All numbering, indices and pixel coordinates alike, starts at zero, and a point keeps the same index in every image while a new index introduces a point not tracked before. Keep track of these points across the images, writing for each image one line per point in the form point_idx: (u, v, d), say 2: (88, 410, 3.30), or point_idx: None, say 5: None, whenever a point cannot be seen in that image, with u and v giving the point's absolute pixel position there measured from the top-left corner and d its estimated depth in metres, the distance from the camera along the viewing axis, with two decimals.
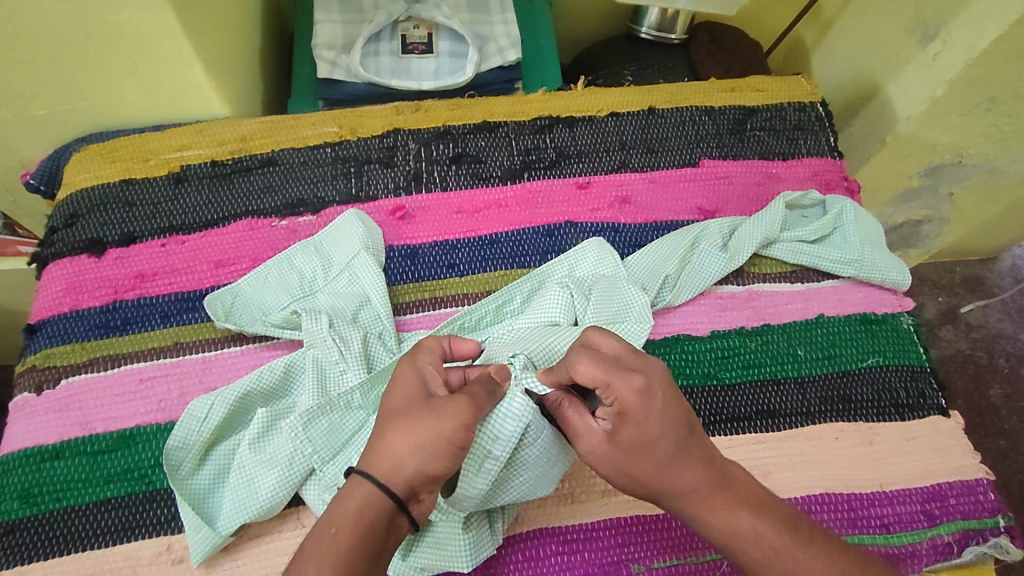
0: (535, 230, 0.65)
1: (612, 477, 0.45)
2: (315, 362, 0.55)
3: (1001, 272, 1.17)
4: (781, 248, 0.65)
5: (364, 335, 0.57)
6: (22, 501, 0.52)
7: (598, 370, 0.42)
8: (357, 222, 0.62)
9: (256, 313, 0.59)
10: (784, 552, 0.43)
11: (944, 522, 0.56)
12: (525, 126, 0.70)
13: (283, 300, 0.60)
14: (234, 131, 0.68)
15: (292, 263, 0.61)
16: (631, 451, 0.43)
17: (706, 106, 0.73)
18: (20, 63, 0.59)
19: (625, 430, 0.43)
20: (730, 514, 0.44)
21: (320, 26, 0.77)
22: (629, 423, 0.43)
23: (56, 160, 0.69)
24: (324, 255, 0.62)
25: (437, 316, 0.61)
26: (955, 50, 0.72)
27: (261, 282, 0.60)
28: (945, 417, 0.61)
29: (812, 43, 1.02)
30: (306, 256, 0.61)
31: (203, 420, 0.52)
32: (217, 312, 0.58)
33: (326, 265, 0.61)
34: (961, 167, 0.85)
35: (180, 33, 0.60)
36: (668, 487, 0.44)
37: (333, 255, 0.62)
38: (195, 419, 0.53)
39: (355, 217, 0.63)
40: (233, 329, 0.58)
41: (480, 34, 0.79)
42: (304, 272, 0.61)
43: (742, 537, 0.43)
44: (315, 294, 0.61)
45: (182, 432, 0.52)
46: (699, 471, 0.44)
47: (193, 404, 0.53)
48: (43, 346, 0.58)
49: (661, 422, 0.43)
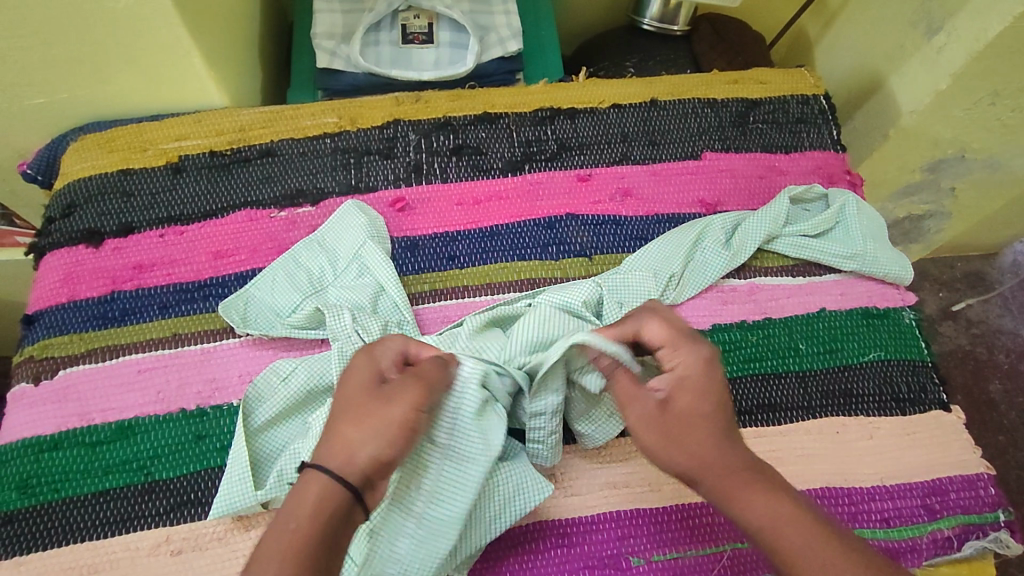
0: (535, 222, 0.65)
1: (648, 452, 0.46)
2: (341, 355, 0.54)
3: (1002, 267, 1.17)
4: (784, 242, 0.65)
5: (384, 324, 0.57)
6: (20, 492, 0.52)
7: (666, 335, 0.49)
8: (357, 211, 0.62)
9: (272, 313, 0.59)
10: (810, 558, 0.40)
11: (943, 516, 0.56)
12: (526, 117, 0.70)
13: (295, 298, 0.59)
14: (232, 121, 0.68)
15: (298, 262, 0.61)
16: (676, 426, 0.45)
17: (709, 98, 0.73)
18: (16, 51, 0.59)
19: (682, 400, 0.46)
20: (753, 504, 0.42)
21: (320, 15, 0.76)
22: (685, 393, 0.46)
23: (53, 150, 0.68)
24: (328, 249, 0.61)
25: (442, 309, 0.61)
26: (959, 43, 0.71)
27: (270, 282, 0.60)
28: (947, 411, 0.61)
29: (815, 35, 1.01)
30: (311, 252, 0.61)
31: (284, 379, 0.54)
32: (235, 320, 0.57)
33: (332, 259, 0.61)
34: (964, 162, 0.84)
35: (177, 21, 0.59)
36: (697, 458, 0.44)
37: (338, 249, 0.61)
38: (282, 364, 0.55)
39: (356, 206, 0.62)
40: (254, 335, 0.58)
41: (482, 24, 0.78)
42: (312, 269, 0.61)
43: (763, 528, 0.42)
44: (326, 289, 0.60)
45: (261, 383, 0.54)
46: (728, 452, 0.44)
47: (278, 361, 0.55)
48: (41, 337, 0.58)
49: (706, 398, 0.46)
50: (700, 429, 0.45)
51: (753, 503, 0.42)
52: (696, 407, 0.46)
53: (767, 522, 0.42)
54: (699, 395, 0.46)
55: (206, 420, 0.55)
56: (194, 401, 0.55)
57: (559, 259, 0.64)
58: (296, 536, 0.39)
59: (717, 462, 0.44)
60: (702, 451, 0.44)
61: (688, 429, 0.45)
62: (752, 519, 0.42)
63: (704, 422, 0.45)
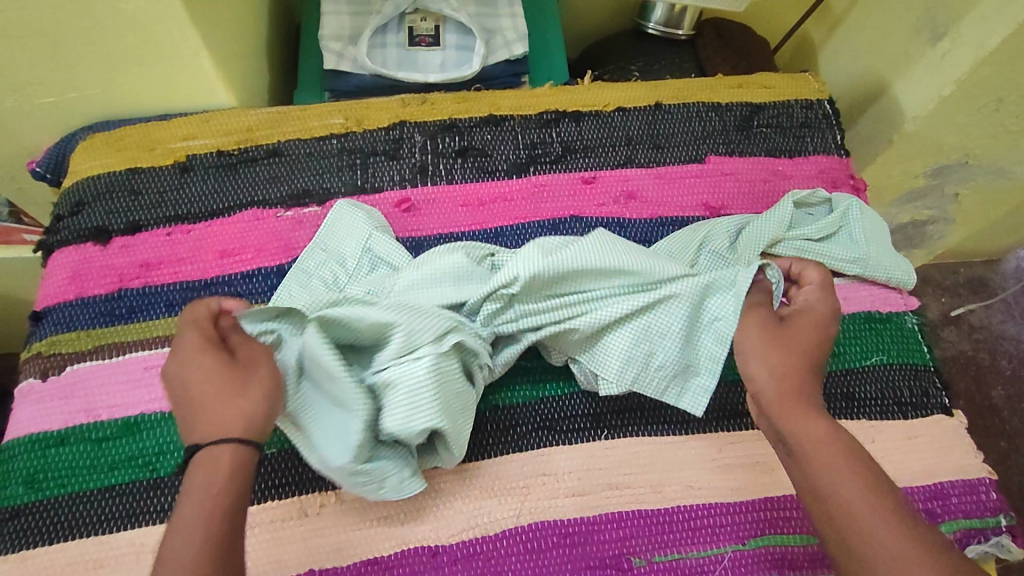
0: (540, 223, 0.65)
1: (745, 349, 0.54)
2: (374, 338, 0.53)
3: (1006, 273, 1.17)
4: (786, 245, 0.64)
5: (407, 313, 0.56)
6: (28, 486, 0.52)
7: (821, 278, 0.60)
8: (352, 208, 0.62)
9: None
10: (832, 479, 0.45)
11: (945, 521, 0.56)
12: (531, 120, 0.70)
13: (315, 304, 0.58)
14: (240, 121, 0.68)
15: (308, 271, 0.60)
16: (777, 338, 0.53)
17: (713, 102, 0.73)
18: (28, 50, 0.59)
19: (800, 325, 0.55)
20: (807, 425, 0.48)
21: (328, 16, 0.77)
22: (801, 319, 0.56)
23: (62, 149, 0.69)
24: (334, 253, 0.61)
25: None
26: (964, 50, 0.71)
27: (286, 292, 0.59)
28: (949, 416, 0.61)
29: (820, 40, 1.02)
30: (319, 258, 0.61)
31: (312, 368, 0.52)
32: None
33: (341, 262, 0.61)
34: (967, 168, 0.85)
35: (187, 21, 0.60)
36: (782, 371, 0.51)
37: (344, 251, 0.61)
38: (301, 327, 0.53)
39: (349, 203, 0.63)
40: None
41: (488, 27, 0.79)
42: (325, 275, 0.60)
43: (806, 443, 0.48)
44: (343, 290, 0.59)
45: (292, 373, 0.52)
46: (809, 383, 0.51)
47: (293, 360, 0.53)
48: (49, 333, 0.59)
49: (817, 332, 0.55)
50: (799, 347, 0.53)
51: (808, 424, 0.48)
52: (801, 334, 0.54)
53: (812, 440, 0.48)
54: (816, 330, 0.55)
55: None
56: None
57: None
58: (211, 505, 0.41)
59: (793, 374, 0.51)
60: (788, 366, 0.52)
61: (789, 345, 0.53)
62: (800, 432, 0.48)
63: (804, 343, 0.53)
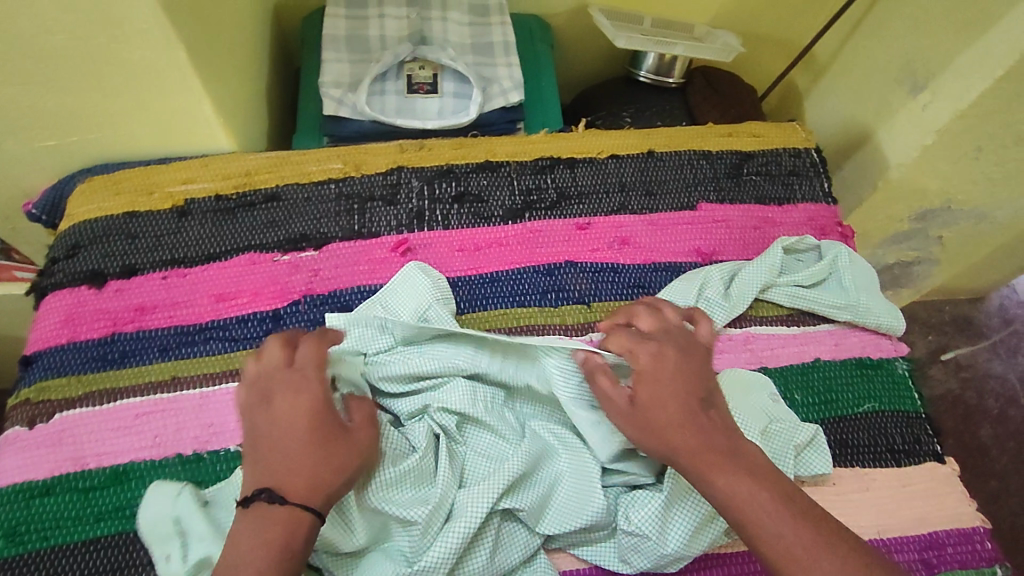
0: (535, 269, 0.66)
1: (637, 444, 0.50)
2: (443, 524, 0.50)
3: (990, 311, 1.19)
4: (777, 292, 0.66)
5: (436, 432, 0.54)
6: (9, 540, 0.51)
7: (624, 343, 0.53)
8: (421, 273, 0.62)
9: None
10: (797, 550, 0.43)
11: (941, 571, 0.56)
12: (526, 166, 0.72)
13: None
14: (239, 166, 0.69)
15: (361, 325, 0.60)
16: (644, 414, 0.49)
17: (704, 150, 0.75)
18: (32, 95, 0.61)
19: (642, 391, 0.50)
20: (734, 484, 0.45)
21: (328, 64, 0.79)
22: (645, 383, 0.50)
23: (60, 191, 0.69)
24: (390, 312, 0.61)
25: None
26: (943, 102, 0.74)
27: None
28: (942, 463, 0.61)
29: (805, 88, 1.05)
30: (374, 316, 0.61)
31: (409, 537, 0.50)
32: None
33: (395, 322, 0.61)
34: (951, 213, 0.87)
35: (192, 71, 0.61)
36: (663, 443, 0.48)
37: (400, 312, 0.61)
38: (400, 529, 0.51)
39: (416, 268, 0.63)
40: None
41: (485, 75, 0.81)
42: None
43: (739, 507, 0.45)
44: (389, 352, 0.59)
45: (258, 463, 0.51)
46: (694, 433, 0.48)
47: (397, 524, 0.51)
48: (38, 379, 0.58)
49: (658, 396, 0.50)
50: (657, 413, 0.49)
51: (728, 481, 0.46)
52: (654, 388, 0.50)
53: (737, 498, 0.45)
54: (643, 383, 0.50)
55: (202, 466, 0.55)
56: (191, 446, 0.55)
57: (557, 306, 0.65)
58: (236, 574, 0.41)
59: (675, 418, 0.48)
60: (669, 411, 0.49)
61: (649, 415, 0.49)
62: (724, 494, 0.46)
63: (665, 399, 0.49)
